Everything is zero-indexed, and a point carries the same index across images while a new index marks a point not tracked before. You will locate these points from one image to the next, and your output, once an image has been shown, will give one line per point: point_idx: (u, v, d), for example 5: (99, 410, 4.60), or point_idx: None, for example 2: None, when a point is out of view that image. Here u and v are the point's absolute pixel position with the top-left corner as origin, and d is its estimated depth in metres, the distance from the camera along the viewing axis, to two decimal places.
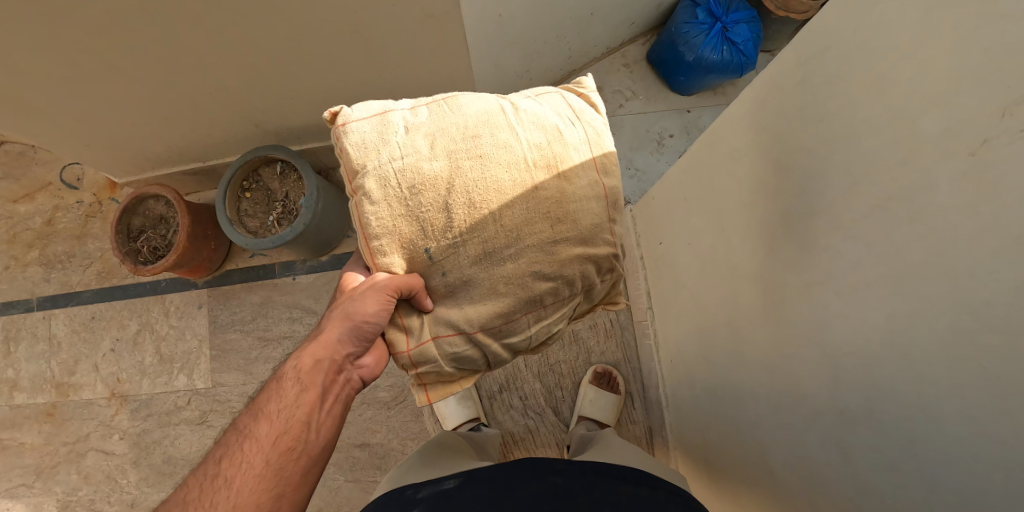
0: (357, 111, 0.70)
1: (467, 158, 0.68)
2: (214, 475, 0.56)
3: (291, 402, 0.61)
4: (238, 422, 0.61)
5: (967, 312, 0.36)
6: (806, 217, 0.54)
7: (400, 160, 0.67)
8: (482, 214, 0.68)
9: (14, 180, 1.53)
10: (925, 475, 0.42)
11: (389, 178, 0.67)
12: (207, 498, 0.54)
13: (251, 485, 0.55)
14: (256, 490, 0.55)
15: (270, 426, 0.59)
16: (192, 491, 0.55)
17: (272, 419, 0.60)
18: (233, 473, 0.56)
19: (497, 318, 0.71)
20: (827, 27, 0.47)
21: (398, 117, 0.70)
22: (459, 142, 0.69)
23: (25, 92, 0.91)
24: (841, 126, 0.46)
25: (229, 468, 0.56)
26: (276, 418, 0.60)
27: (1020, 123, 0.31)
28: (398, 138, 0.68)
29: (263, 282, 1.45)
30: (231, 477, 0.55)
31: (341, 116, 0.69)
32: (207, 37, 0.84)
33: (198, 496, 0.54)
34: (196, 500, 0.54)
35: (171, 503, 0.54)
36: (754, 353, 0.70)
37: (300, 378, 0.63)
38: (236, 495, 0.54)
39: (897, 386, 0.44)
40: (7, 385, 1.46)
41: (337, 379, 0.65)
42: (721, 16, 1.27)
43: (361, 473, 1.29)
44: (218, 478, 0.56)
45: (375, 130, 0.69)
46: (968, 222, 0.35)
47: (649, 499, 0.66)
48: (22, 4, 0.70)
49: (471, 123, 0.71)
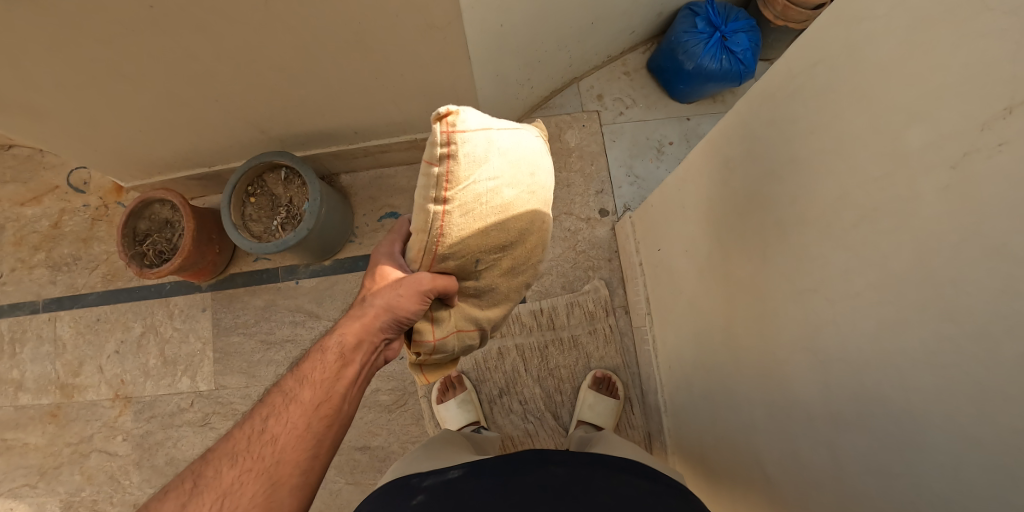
0: (468, 113, 0.55)
1: (535, 190, 0.67)
2: (261, 431, 0.57)
3: (334, 372, 0.62)
4: (282, 381, 0.62)
5: (951, 319, 0.37)
6: (797, 226, 0.55)
7: (497, 180, 0.59)
8: (528, 240, 0.69)
9: (22, 184, 1.56)
10: (913, 476, 0.43)
11: (483, 198, 0.59)
12: (254, 452, 0.56)
13: (293, 444, 0.57)
14: (298, 451, 0.57)
15: (314, 393, 0.60)
16: (239, 442, 0.57)
17: (316, 386, 0.61)
18: (279, 432, 0.57)
19: (500, 317, 0.77)
20: (817, 41, 0.48)
21: (500, 131, 0.60)
22: (534, 171, 0.66)
23: (36, 97, 0.94)
24: (830, 138, 0.48)
25: (275, 426, 0.58)
26: (319, 385, 0.61)
27: (999, 136, 0.32)
28: (499, 153, 0.59)
29: (267, 286, 1.46)
30: (277, 435, 0.57)
31: (457, 117, 0.54)
32: (214, 45, 0.86)
33: (247, 447, 0.56)
34: (244, 451, 0.56)
35: (221, 451, 0.56)
36: (749, 358, 0.71)
37: (344, 350, 0.63)
38: (280, 453, 0.56)
39: (887, 392, 0.45)
40: (12, 386, 1.47)
41: (372, 357, 0.65)
42: (720, 26, 1.29)
43: (362, 476, 1.30)
44: (264, 434, 0.57)
45: (484, 138, 0.56)
46: (951, 233, 0.36)
47: (646, 488, 0.68)
48: (35, 13, 0.72)
49: (536, 153, 0.68)
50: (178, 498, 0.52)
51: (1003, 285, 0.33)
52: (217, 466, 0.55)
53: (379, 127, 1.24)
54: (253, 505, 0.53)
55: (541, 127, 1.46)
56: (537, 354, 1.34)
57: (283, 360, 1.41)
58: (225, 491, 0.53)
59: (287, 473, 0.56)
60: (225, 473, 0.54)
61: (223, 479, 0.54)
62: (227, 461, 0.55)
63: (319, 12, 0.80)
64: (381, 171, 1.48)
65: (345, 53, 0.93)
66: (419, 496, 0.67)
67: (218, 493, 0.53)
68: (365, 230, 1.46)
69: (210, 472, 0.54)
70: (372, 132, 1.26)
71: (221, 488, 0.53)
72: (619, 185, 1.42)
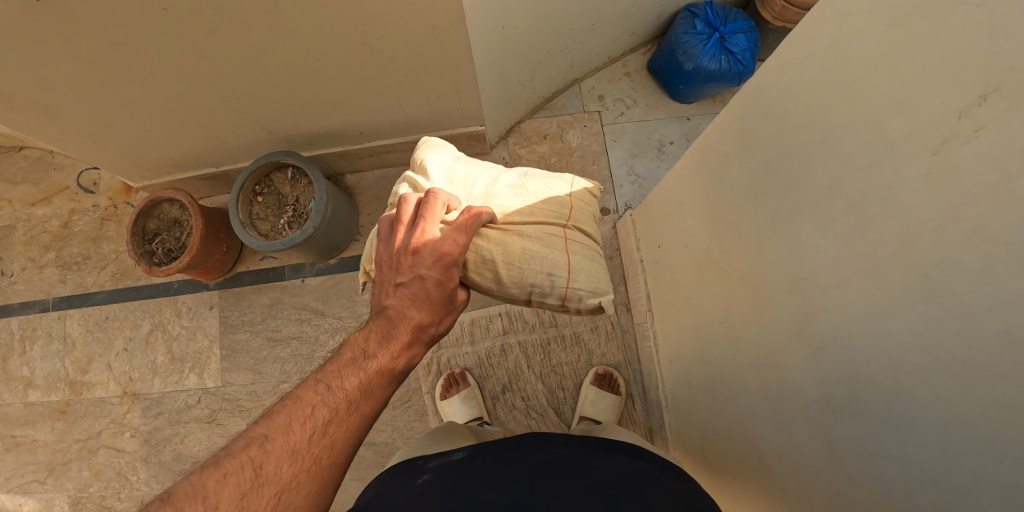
0: None
1: None
2: (322, 433, 0.57)
3: (391, 388, 0.64)
4: (340, 383, 0.61)
5: (934, 300, 0.39)
6: (790, 217, 0.57)
7: None
8: None
9: (32, 185, 1.59)
10: (901, 457, 0.45)
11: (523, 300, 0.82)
12: (314, 453, 0.56)
13: (348, 451, 0.59)
14: (349, 456, 0.59)
15: (373, 404, 0.62)
16: (298, 440, 0.56)
17: (376, 398, 0.62)
18: (337, 439, 0.58)
19: None
20: (805, 39, 0.51)
21: None
22: None
23: (50, 97, 0.96)
24: (820, 130, 0.50)
25: (337, 430, 0.58)
26: (376, 402, 0.62)
27: (975, 123, 0.34)
28: None
29: (273, 284, 1.49)
30: (335, 440, 0.58)
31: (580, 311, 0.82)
32: (224, 47, 0.88)
33: (306, 447, 0.56)
34: (305, 451, 0.56)
35: (279, 445, 0.55)
36: (745, 349, 0.73)
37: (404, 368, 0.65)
38: (336, 458, 0.58)
39: (876, 375, 0.47)
40: (22, 383, 1.50)
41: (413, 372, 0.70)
42: (719, 27, 1.31)
43: (366, 472, 1.31)
44: (325, 439, 0.57)
45: None
46: (933, 218, 0.38)
47: (645, 470, 0.70)
48: (51, 15, 0.75)
49: None
50: (236, 488, 0.52)
51: (982, 265, 0.35)
52: (276, 462, 0.54)
53: (384, 127, 1.27)
54: (308, 502, 0.55)
55: (543, 127, 1.48)
56: (540, 351, 1.36)
57: (289, 357, 1.43)
58: (284, 490, 0.53)
59: (337, 478, 0.58)
60: (284, 470, 0.54)
61: (282, 476, 0.54)
62: (288, 458, 0.55)
63: (327, 14, 0.83)
64: (386, 171, 1.51)
65: (351, 55, 0.95)
66: (425, 476, 0.69)
67: (277, 490, 0.53)
68: (370, 229, 1.49)
69: (267, 466, 0.54)
70: (377, 132, 1.29)
71: (279, 484, 0.53)
72: (621, 184, 1.44)
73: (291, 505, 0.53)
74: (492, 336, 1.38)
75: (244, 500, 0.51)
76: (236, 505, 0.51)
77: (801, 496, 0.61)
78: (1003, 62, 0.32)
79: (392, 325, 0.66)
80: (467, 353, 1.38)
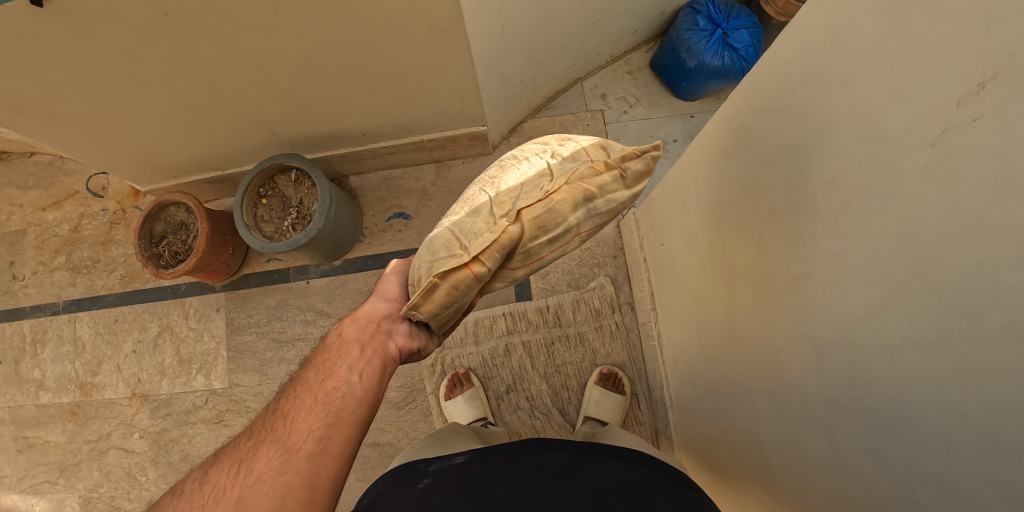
0: None
1: None
2: (274, 410, 0.63)
3: (335, 354, 0.69)
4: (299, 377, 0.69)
5: (935, 294, 0.39)
6: (791, 212, 0.56)
7: None
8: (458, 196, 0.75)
9: (43, 190, 1.62)
10: (905, 456, 0.44)
11: None
12: (268, 426, 0.60)
13: (304, 413, 0.61)
14: (310, 418, 0.60)
15: (318, 372, 0.66)
16: (257, 423, 0.62)
17: (320, 366, 0.67)
18: (290, 408, 0.62)
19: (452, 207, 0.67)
20: (802, 32, 0.51)
21: None
22: None
23: (57, 102, 0.98)
24: (818, 123, 0.50)
25: (287, 403, 0.63)
26: (324, 367, 0.67)
27: (974, 111, 0.34)
28: None
29: (278, 286, 1.50)
30: (288, 410, 0.62)
31: None
32: (225, 52, 0.90)
33: (261, 424, 0.61)
34: (260, 428, 0.61)
35: (241, 435, 0.61)
36: (749, 348, 0.72)
37: (342, 339, 0.71)
38: (291, 421, 0.60)
39: (877, 373, 0.46)
40: (33, 385, 1.52)
41: (375, 338, 0.72)
42: (721, 23, 1.31)
43: (372, 472, 1.31)
44: (277, 412, 0.62)
45: None
46: (931, 210, 0.38)
47: (647, 476, 0.69)
48: (55, 22, 0.76)
49: None
50: (204, 470, 0.57)
51: (983, 258, 0.34)
52: (236, 441, 0.60)
53: (386, 129, 1.27)
54: (267, 465, 0.55)
55: (545, 127, 1.48)
56: (544, 351, 1.35)
57: (295, 358, 1.44)
58: (240, 459, 0.57)
59: (306, 440, 0.58)
60: (243, 445, 0.59)
61: (240, 451, 0.58)
62: (246, 437, 0.60)
63: (325, 16, 0.83)
64: (390, 173, 1.51)
65: (352, 57, 0.95)
66: (426, 479, 0.69)
67: (234, 461, 0.57)
68: (374, 230, 1.49)
69: (230, 447, 0.59)
70: (379, 133, 1.29)
71: (238, 455, 0.57)
72: None
73: (252, 469, 0.55)
74: (496, 337, 1.37)
75: (206, 475, 0.56)
76: (200, 481, 0.55)
77: (805, 496, 0.60)
78: (1001, 49, 0.32)
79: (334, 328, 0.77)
80: (471, 353, 1.37)
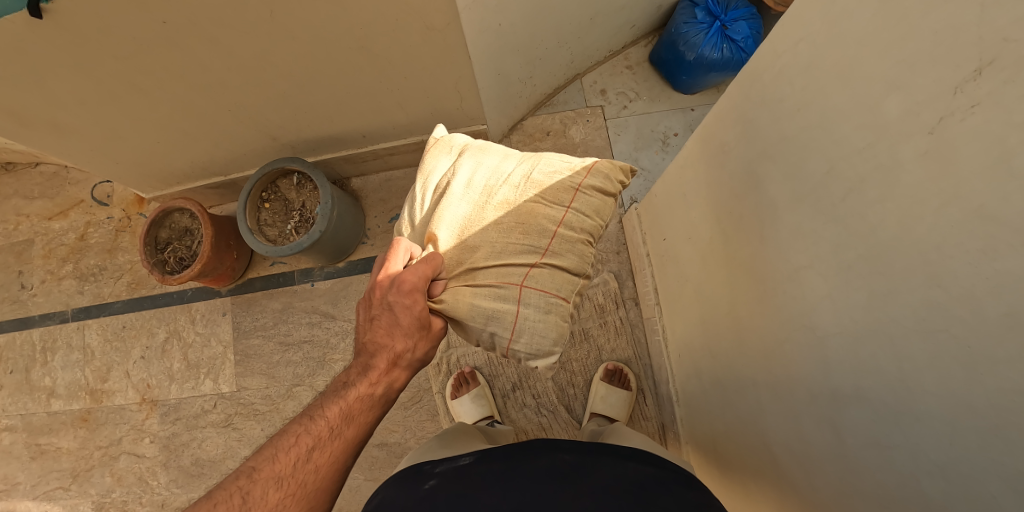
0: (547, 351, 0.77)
1: None
2: (305, 460, 0.62)
3: (374, 414, 0.68)
4: (326, 411, 0.66)
5: (937, 283, 0.39)
6: (791, 204, 0.56)
7: None
8: None
9: (49, 200, 1.63)
10: (910, 448, 0.44)
11: None
12: (298, 477, 0.61)
13: (331, 475, 0.63)
14: (334, 479, 0.63)
15: (355, 431, 0.66)
16: (283, 467, 0.60)
17: (357, 424, 0.66)
18: (321, 464, 0.62)
19: None
20: (798, 21, 0.50)
21: None
22: None
23: (58, 113, 0.99)
24: (816, 114, 0.49)
25: (319, 457, 0.62)
26: (359, 427, 0.66)
27: (971, 98, 0.34)
28: None
29: (284, 289, 1.51)
30: (319, 465, 0.62)
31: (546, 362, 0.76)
32: (222, 58, 0.90)
33: (291, 472, 0.60)
34: (288, 477, 0.60)
35: (265, 474, 0.59)
36: (753, 340, 0.72)
37: (385, 394, 0.69)
38: (321, 481, 0.62)
39: (882, 365, 0.46)
40: (44, 393, 1.54)
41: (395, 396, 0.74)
42: (720, 15, 1.30)
43: (381, 472, 1.32)
44: (307, 464, 0.62)
45: None
46: (931, 198, 0.38)
47: (654, 476, 0.69)
48: (53, 34, 0.77)
49: None
50: None
51: (984, 245, 0.34)
52: (263, 488, 0.58)
53: (387, 130, 1.27)
54: None
55: (545, 123, 1.48)
56: None
57: (302, 361, 1.45)
58: None
59: (323, 499, 0.62)
60: (271, 495, 0.58)
61: (269, 500, 0.58)
62: (274, 484, 0.59)
63: (323, 20, 0.83)
64: (391, 173, 1.52)
65: (350, 59, 0.96)
66: (431, 480, 0.70)
67: None
68: (377, 232, 1.50)
69: (256, 492, 0.58)
70: (380, 135, 1.30)
71: (266, 507, 0.58)
72: None
73: None
74: None
75: None
76: None
77: (811, 488, 0.60)
78: (997, 33, 0.32)
79: (372, 356, 0.70)
80: (477, 352, 1.38)
